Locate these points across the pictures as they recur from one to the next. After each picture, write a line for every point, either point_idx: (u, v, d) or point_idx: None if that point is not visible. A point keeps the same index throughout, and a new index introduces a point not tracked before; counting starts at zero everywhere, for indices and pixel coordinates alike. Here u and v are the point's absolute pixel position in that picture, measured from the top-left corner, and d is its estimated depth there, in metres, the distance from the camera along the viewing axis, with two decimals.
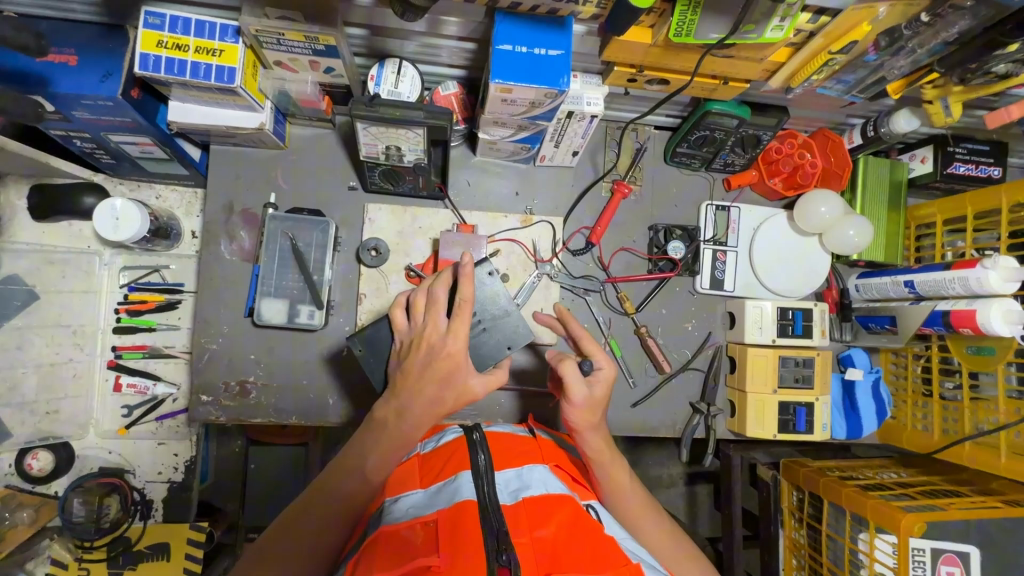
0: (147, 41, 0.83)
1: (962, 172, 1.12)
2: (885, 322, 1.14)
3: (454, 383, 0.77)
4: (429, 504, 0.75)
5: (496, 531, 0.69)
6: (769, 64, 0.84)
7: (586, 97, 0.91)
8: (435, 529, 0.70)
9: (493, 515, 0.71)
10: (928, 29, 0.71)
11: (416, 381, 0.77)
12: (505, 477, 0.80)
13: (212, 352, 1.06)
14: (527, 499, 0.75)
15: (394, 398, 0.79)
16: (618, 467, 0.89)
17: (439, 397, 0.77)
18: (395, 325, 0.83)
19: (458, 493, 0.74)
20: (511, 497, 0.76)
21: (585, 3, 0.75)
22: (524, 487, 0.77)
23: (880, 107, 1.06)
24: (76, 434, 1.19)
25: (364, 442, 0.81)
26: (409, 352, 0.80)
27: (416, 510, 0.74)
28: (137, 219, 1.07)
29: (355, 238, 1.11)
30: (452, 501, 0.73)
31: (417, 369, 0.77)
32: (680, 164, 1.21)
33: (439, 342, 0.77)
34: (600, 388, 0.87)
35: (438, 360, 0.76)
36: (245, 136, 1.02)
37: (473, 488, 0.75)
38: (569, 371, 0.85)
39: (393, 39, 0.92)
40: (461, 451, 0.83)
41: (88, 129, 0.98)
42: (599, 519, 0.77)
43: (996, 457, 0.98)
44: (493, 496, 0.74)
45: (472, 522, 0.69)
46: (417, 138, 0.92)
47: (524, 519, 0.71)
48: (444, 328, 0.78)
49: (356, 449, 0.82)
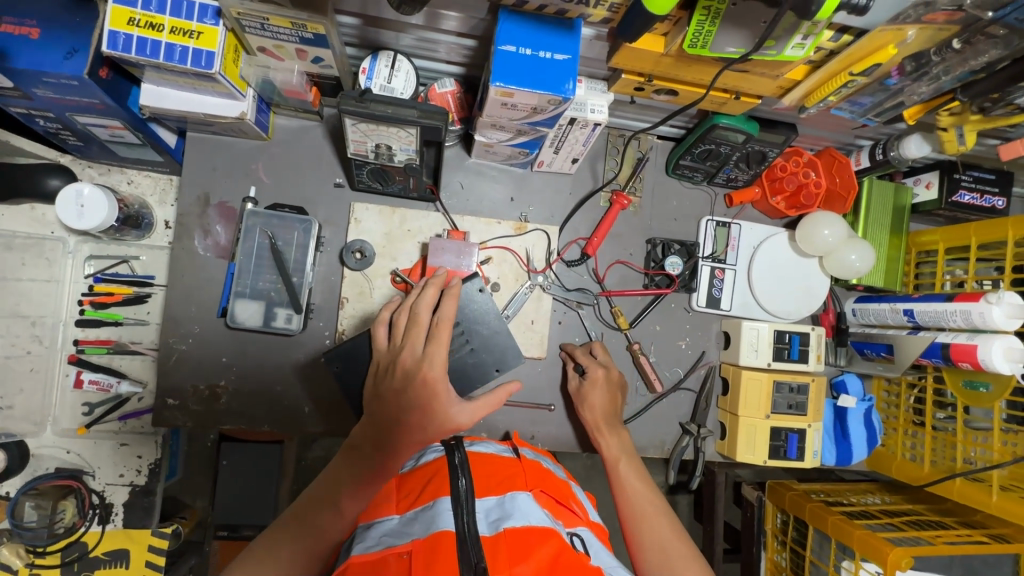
0: (117, 18, 0.76)
1: (967, 201, 1.09)
2: (881, 350, 1.12)
3: (435, 413, 0.71)
4: (403, 532, 0.68)
5: (474, 564, 0.62)
6: (785, 81, 0.80)
7: (590, 104, 0.86)
8: (407, 562, 0.63)
9: (470, 547, 0.65)
10: (956, 57, 0.67)
11: (392, 409, 0.71)
12: (486, 506, 0.74)
13: (182, 353, 1.00)
14: (508, 529, 0.68)
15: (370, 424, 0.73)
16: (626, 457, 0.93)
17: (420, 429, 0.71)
18: (376, 344, 0.78)
19: (434, 522, 0.68)
20: (491, 528, 0.70)
21: (595, 6, 0.69)
22: (505, 516, 0.71)
23: (891, 130, 1.03)
24: (31, 432, 1.11)
25: (338, 470, 0.71)
26: (387, 376, 0.74)
27: (388, 538, 0.68)
28: (104, 208, 0.99)
29: (340, 238, 1.05)
30: (429, 530, 0.67)
31: (393, 396, 0.72)
32: (681, 177, 1.17)
33: (416, 370, 0.71)
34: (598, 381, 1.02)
35: (415, 390, 0.70)
36: (225, 125, 0.96)
37: (451, 516, 0.69)
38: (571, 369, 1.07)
39: (388, 31, 0.86)
40: (442, 474, 0.77)
41: (52, 107, 0.90)
42: (585, 550, 0.71)
43: (988, 495, 0.97)
44: (473, 526, 0.68)
45: (446, 559, 0.62)
46: (408, 138, 0.87)
47: (504, 552, 0.65)
48: (422, 353, 0.73)
49: (328, 477, 0.71)
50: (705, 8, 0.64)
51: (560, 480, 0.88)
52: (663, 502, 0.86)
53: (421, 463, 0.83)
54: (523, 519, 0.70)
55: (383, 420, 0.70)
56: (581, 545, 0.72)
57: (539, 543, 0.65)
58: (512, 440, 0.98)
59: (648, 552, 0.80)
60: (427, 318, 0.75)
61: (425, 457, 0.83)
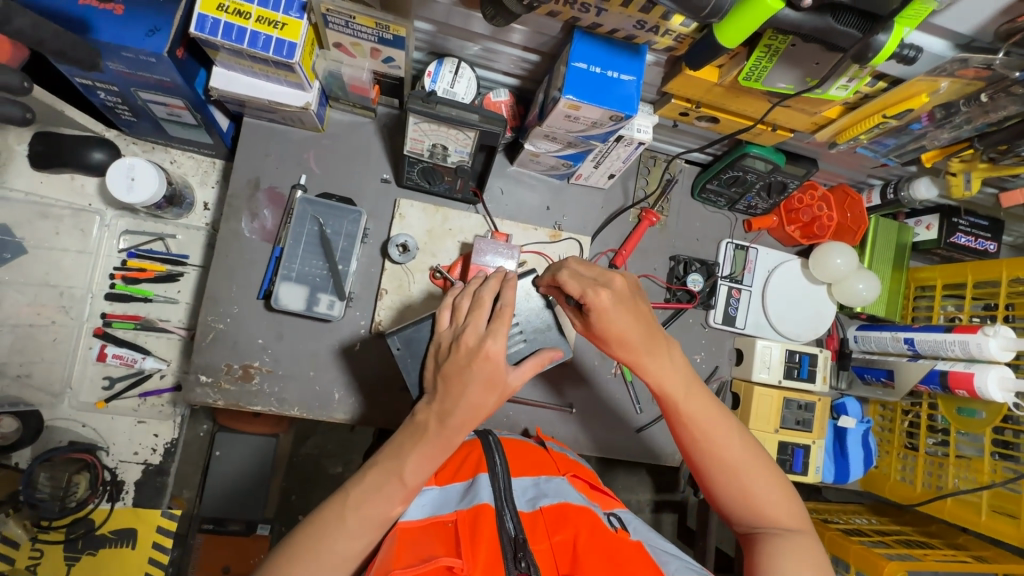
0: (207, 3, 0.80)
1: (963, 243, 1.19)
2: (881, 375, 1.20)
3: (494, 386, 0.71)
4: (447, 504, 0.74)
5: (513, 538, 0.67)
6: (820, 118, 0.87)
7: (637, 124, 0.91)
8: (452, 530, 0.69)
9: (509, 521, 0.69)
10: (980, 108, 0.76)
11: (455, 387, 0.70)
12: (521, 485, 0.78)
13: (218, 332, 1.01)
14: (545, 507, 0.72)
15: (434, 401, 0.72)
16: (672, 380, 0.76)
17: (480, 401, 0.71)
18: (438, 325, 0.78)
19: (475, 496, 0.72)
20: (528, 505, 0.74)
21: (662, 35, 0.76)
22: (542, 495, 0.75)
23: (901, 172, 1.12)
24: (47, 403, 1.10)
25: (401, 447, 0.72)
26: (448, 356, 0.73)
27: (434, 508, 0.73)
28: (154, 182, 0.99)
29: (383, 231, 1.08)
30: (471, 503, 0.71)
31: (455, 372, 0.71)
32: (705, 201, 1.24)
33: (479, 345, 0.71)
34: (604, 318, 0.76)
35: (476, 363, 0.70)
36: (286, 113, 0.99)
37: (490, 492, 0.73)
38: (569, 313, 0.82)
39: (456, 39, 0.91)
40: (476, 455, 0.82)
41: (118, 82, 0.91)
42: (622, 526, 0.73)
43: (976, 514, 1.06)
44: (511, 502, 0.71)
45: (489, 528, 0.67)
46: (467, 141, 0.91)
47: (542, 527, 0.69)
48: (484, 331, 0.72)
49: (391, 451, 0.72)
50: (766, 46, 0.71)
51: (590, 469, 0.91)
52: (725, 429, 0.76)
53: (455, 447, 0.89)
54: (559, 497, 0.74)
55: (445, 397, 0.71)
56: (619, 522, 0.75)
57: (574, 518, 0.70)
58: (538, 436, 1.01)
59: (716, 482, 0.75)
60: (490, 299, 0.75)
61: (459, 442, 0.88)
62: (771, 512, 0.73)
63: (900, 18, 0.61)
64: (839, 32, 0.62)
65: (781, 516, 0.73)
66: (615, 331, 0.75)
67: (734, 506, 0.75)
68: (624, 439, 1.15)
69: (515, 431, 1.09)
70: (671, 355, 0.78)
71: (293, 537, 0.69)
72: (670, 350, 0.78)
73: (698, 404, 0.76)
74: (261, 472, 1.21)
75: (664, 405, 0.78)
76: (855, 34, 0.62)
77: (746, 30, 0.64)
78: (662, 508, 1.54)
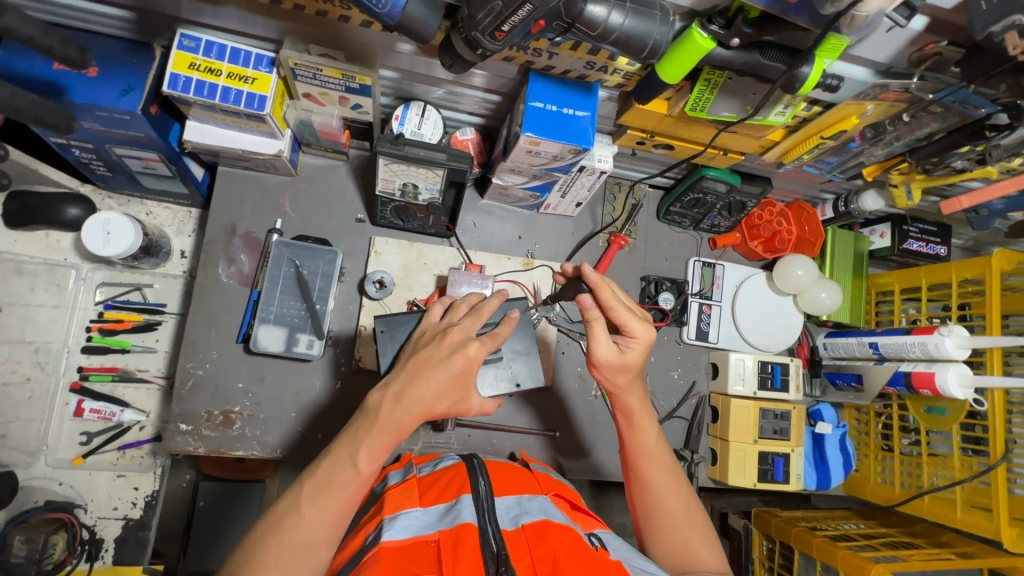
0: (179, 62, 0.83)
1: (915, 248, 1.25)
2: (851, 380, 1.25)
3: (459, 390, 0.71)
4: (431, 524, 0.73)
5: (495, 553, 0.68)
6: (766, 141, 0.94)
7: (597, 154, 0.97)
8: (434, 549, 0.69)
9: (491, 537, 0.70)
10: (906, 126, 0.83)
11: (422, 372, 0.70)
12: (505, 504, 0.79)
13: (197, 379, 1.01)
14: (527, 524, 0.73)
15: (394, 382, 0.71)
16: (646, 425, 0.82)
17: (439, 397, 0.70)
18: (429, 316, 0.80)
19: (457, 515, 0.73)
20: (512, 522, 0.75)
21: (611, 73, 0.81)
22: (524, 513, 0.76)
23: (850, 186, 1.19)
24: (24, 462, 1.08)
25: (355, 433, 0.70)
26: (428, 342, 0.74)
27: (417, 527, 0.72)
28: (130, 234, 1.01)
29: (360, 269, 1.11)
30: (453, 522, 0.72)
31: (430, 358, 0.71)
32: (670, 223, 1.30)
33: (463, 344, 0.72)
34: (633, 355, 0.79)
35: (455, 356, 0.70)
36: (259, 161, 1.02)
37: (473, 511, 0.74)
38: (600, 333, 0.79)
39: (421, 84, 0.95)
40: (461, 476, 0.83)
41: (92, 139, 0.93)
42: (602, 546, 0.75)
43: (952, 510, 1.08)
44: (494, 520, 0.73)
45: (472, 545, 0.68)
46: (436, 178, 0.94)
47: (524, 544, 0.71)
48: (473, 334, 0.74)
49: (345, 440, 0.70)
50: (706, 80, 0.76)
51: (573, 490, 0.92)
52: (672, 478, 0.81)
53: (439, 467, 0.90)
54: (541, 515, 0.75)
55: (410, 378, 0.70)
56: (599, 542, 0.76)
57: (554, 532, 0.71)
58: (522, 458, 1.02)
59: (656, 523, 0.80)
60: (487, 309, 0.76)
61: (443, 464, 0.91)
62: (700, 554, 0.78)
63: (821, 51, 0.66)
64: (768, 66, 0.69)
65: (711, 561, 0.77)
66: (635, 367, 0.80)
67: (667, 546, 0.79)
68: (606, 462, 1.17)
69: (501, 457, 1.11)
70: (650, 404, 0.84)
71: (251, 539, 0.67)
72: (650, 400, 0.85)
73: (663, 450, 0.82)
74: (248, 517, 1.19)
75: (629, 449, 0.83)
76: (781, 67, 0.69)
77: (684, 68, 0.70)
78: None
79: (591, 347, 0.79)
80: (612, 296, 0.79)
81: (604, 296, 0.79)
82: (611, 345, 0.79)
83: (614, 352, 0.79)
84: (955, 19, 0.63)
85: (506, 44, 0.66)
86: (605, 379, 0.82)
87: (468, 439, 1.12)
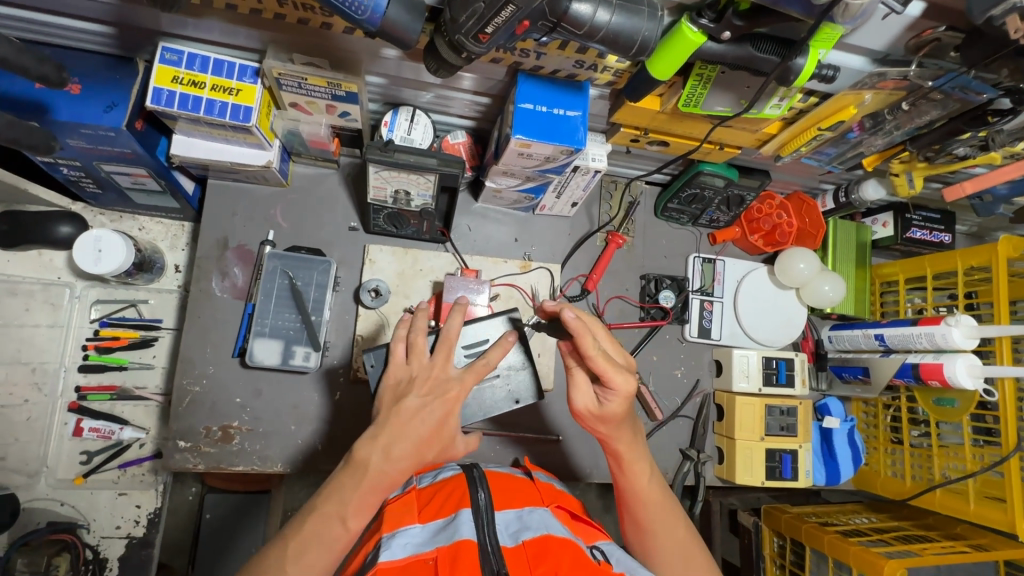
0: (161, 76, 0.82)
1: (918, 237, 1.23)
2: (858, 372, 1.23)
3: (444, 433, 0.71)
4: (428, 541, 0.72)
5: (495, 572, 0.67)
6: (763, 134, 0.92)
7: (591, 153, 0.94)
8: (432, 568, 0.67)
9: (491, 556, 0.69)
10: (905, 115, 0.81)
11: (407, 420, 0.69)
12: (505, 518, 0.78)
13: (195, 395, 1.00)
14: (528, 540, 0.72)
15: (379, 435, 0.69)
16: (636, 467, 0.81)
17: (427, 444, 0.70)
18: (393, 358, 0.76)
19: (456, 531, 0.71)
20: (512, 539, 0.73)
21: (601, 71, 0.80)
22: (524, 528, 0.75)
23: (850, 176, 1.17)
24: (25, 484, 1.08)
25: (342, 486, 0.68)
26: (407, 390, 0.72)
27: (415, 546, 0.71)
28: (122, 252, 1.00)
29: (355, 278, 1.10)
30: (452, 539, 0.70)
31: (413, 407, 0.70)
32: (669, 219, 1.28)
33: (446, 387, 0.71)
34: (614, 406, 0.76)
35: (440, 405, 0.70)
36: (248, 172, 1.01)
37: (472, 528, 0.72)
38: (579, 384, 0.78)
39: (409, 89, 0.94)
40: (461, 488, 0.82)
41: (79, 157, 0.92)
42: (605, 560, 0.73)
43: (965, 503, 1.06)
44: (494, 537, 0.72)
45: (471, 564, 0.66)
46: (428, 184, 0.93)
47: (524, 561, 0.69)
48: (453, 376, 0.73)
49: (331, 493, 0.68)
50: (699, 75, 0.75)
51: (575, 501, 0.91)
52: (668, 519, 0.80)
53: (440, 478, 0.89)
54: (542, 530, 0.74)
55: (397, 428, 0.68)
56: (602, 556, 0.74)
57: (555, 549, 0.70)
58: (525, 466, 1.00)
59: (654, 564, 0.80)
60: (457, 337, 0.75)
61: (443, 474, 0.90)
62: None
63: (815, 42, 0.64)
64: (761, 59, 0.67)
65: None
66: (618, 417, 0.77)
67: None
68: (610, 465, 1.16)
69: (504, 463, 1.11)
70: (641, 445, 0.82)
71: None
72: (642, 439, 0.83)
73: (656, 490, 0.81)
74: (253, 530, 1.19)
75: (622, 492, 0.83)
76: (775, 60, 0.67)
77: (676, 64, 0.68)
78: None
79: (571, 396, 0.78)
80: (593, 346, 0.72)
81: (586, 347, 0.72)
82: (590, 395, 0.78)
83: (594, 403, 0.77)
84: (953, 3, 0.61)
85: (491, 47, 0.64)
86: (593, 427, 0.80)
87: (470, 445, 1.11)
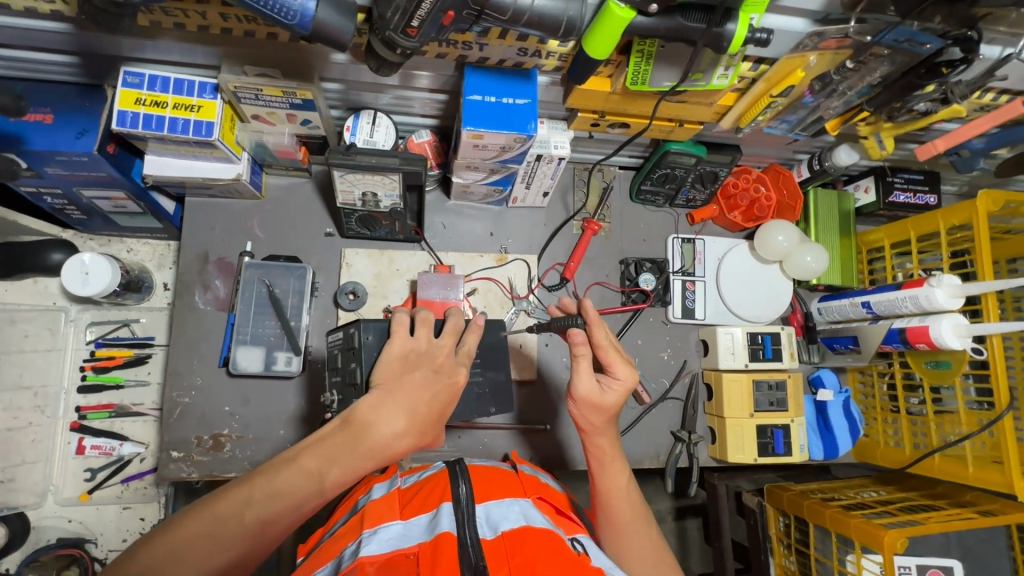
0: (124, 99, 0.84)
1: (902, 200, 1.21)
2: (849, 342, 1.20)
3: (440, 413, 0.77)
4: (407, 537, 0.73)
5: (474, 564, 0.67)
6: (720, 107, 0.92)
7: (553, 141, 0.95)
8: (414, 563, 0.69)
9: (470, 547, 0.70)
10: (855, 74, 0.79)
11: (416, 395, 0.74)
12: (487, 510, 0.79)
13: (185, 406, 1.03)
14: (506, 530, 0.72)
15: (387, 398, 0.73)
16: (614, 464, 0.85)
17: (424, 421, 0.75)
18: (398, 326, 0.79)
19: (437, 526, 0.73)
20: (490, 530, 0.74)
21: (546, 57, 0.81)
22: (503, 518, 0.75)
23: (822, 144, 1.15)
24: (33, 503, 1.12)
25: (332, 446, 0.69)
26: (412, 363, 0.77)
27: (395, 541, 0.72)
28: (107, 273, 1.03)
29: (333, 283, 1.12)
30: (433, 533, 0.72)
31: (422, 380, 0.75)
32: (645, 202, 1.27)
33: (453, 368, 0.78)
34: (612, 395, 0.86)
35: (445, 382, 0.76)
36: (221, 187, 1.04)
37: (452, 520, 0.73)
38: (582, 369, 0.85)
39: (368, 93, 0.96)
40: (443, 484, 0.83)
41: (60, 184, 0.96)
42: (584, 552, 0.73)
43: (963, 468, 1.03)
44: (473, 529, 0.72)
45: (449, 557, 0.67)
46: (392, 183, 0.94)
47: (502, 552, 0.70)
48: (452, 356, 0.79)
49: (319, 450, 0.69)
50: (639, 51, 0.75)
51: (560, 494, 0.91)
52: (640, 519, 0.82)
53: (423, 476, 0.90)
54: (521, 520, 0.74)
55: (405, 399, 0.73)
56: (583, 547, 0.74)
57: (533, 538, 0.70)
58: (511, 458, 1.00)
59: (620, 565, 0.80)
60: (461, 330, 0.83)
61: (426, 472, 0.91)
62: None
63: (746, 8, 0.67)
64: (692, 29, 0.67)
65: None
66: (613, 407, 0.86)
67: None
68: None
69: (494, 457, 1.12)
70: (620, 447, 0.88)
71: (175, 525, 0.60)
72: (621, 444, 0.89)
73: (631, 493, 0.84)
74: None
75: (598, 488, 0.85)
76: (704, 27, 0.66)
77: (610, 41, 0.68)
78: (681, 515, 1.52)
79: (573, 379, 0.86)
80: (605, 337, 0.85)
81: (598, 337, 0.86)
82: (590, 384, 0.85)
83: (594, 391, 0.85)
84: None
85: (421, 40, 0.65)
86: (582, 416, 0.87)
87: (458, 440, 1.12)
